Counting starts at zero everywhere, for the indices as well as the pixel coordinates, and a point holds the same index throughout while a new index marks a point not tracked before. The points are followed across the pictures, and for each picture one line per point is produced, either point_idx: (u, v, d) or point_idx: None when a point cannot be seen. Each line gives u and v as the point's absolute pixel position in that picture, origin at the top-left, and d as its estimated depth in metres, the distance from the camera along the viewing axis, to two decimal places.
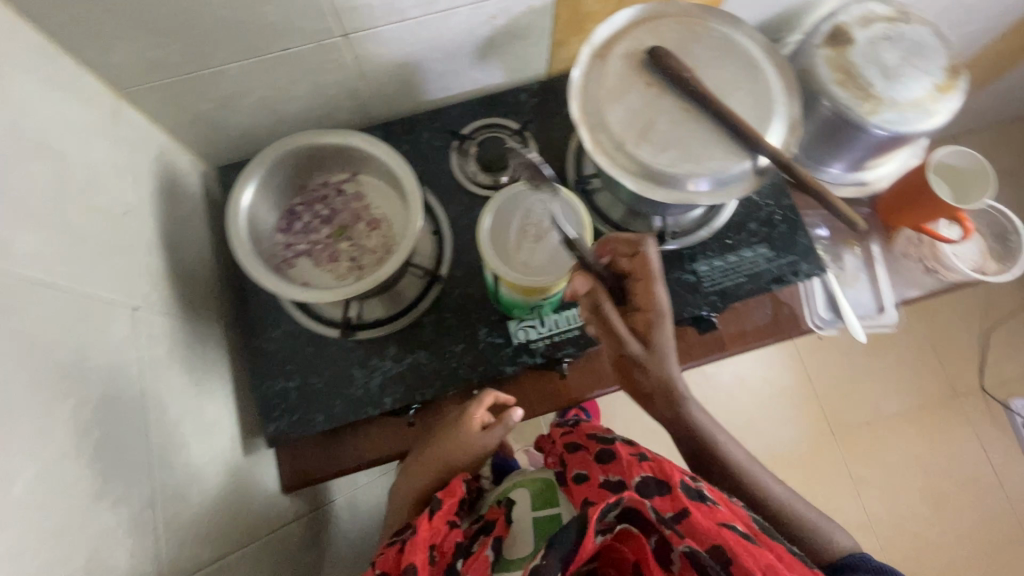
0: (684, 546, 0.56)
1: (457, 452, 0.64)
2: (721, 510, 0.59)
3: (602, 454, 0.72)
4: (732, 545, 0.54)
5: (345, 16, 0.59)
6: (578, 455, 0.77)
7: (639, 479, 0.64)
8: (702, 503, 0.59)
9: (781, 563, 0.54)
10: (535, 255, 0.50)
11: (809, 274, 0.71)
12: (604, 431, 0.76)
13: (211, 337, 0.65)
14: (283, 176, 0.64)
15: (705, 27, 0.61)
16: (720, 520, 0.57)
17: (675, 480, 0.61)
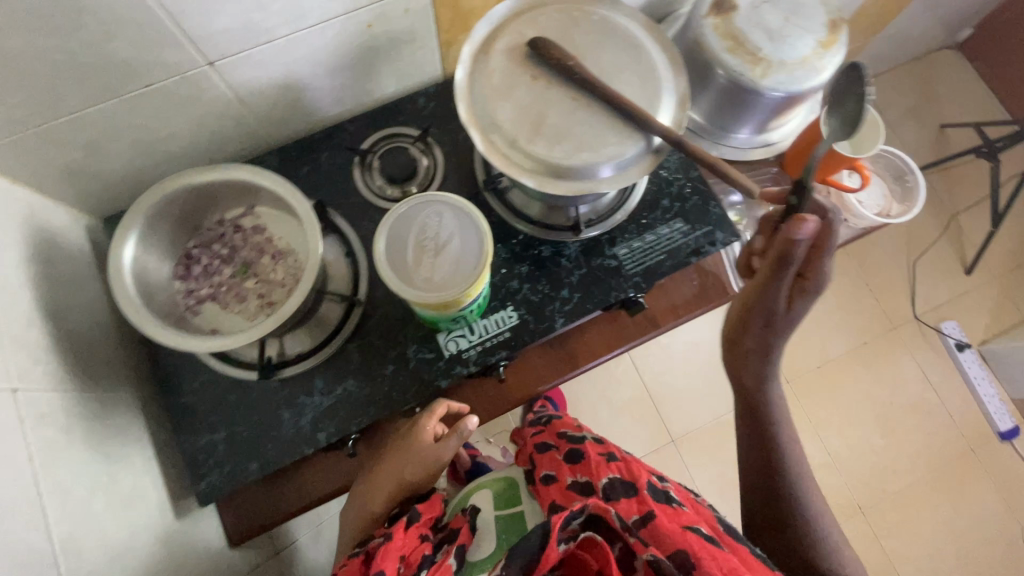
0: (648, 554, 0.58)
1: (412, 469, 0.63)
2: (683, 513, 0.64)
3: (573, 454, 0.76)
4: (696, 545, 0.58)
5: (206, 43, 0.55)
6: (548, 454, 0.80)
7: (606, 480, 0.69)
8: (668, 505, 0.65)
9: (741, 562, 0.58)
10: (437, 270, 0.48)
11: (725, 242, 0.72)
12: (575, 429, 0.82)
13: (119, 402, 0.61)
14: (170, 220, 0.60)
15: (584, 12, 0.60)
16: (683, 524, 0.61)
17: (641, 483, 0.67)
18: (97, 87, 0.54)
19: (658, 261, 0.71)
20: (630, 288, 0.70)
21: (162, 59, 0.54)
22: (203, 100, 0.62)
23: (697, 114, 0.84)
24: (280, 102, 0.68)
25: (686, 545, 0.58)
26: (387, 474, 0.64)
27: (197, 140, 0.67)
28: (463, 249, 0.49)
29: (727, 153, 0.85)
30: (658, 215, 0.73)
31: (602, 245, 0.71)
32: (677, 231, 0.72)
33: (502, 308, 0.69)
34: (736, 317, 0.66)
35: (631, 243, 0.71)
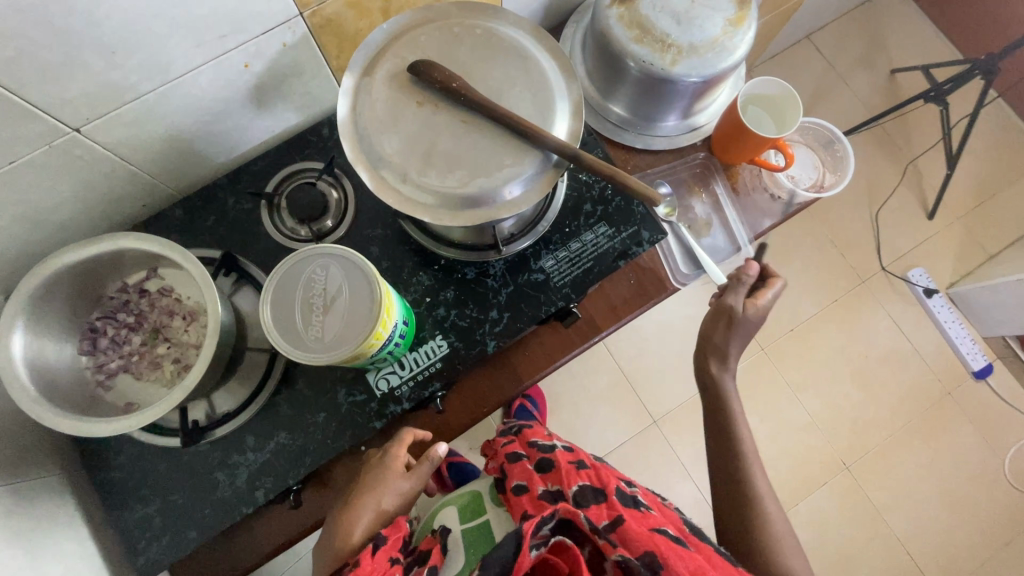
0: (617, 555, 0.56)
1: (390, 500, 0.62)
2: (652, 516, 0.60)
3: (543, 462, 0.67)
4: (664, 549, 0.55)
5: (65, 110, 0.52)
6: (517, 464, 0.69)
7: (576, 488, 0.61)
8: (636, 509, 0.61)
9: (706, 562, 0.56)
10: (327, 326, 0.46)
11: (652, 241, 0.70)
12: (546, 435, 0.72)
13: (42, 489, 0.59)
14: (65, 297, 0.58)
15: (466, 26, 0.57)
16: (651, 527, 0.58)
17: (612, 487, 0.62)
18: None
19: (586, 269, 0.69)
20: (560, 301, 0.69)
21: (20, 133, 0.51)
22: (81, 165, 0.59)
23: (620, 107, 0.81)
24: (170, 155, 0.65)
25: (653, 548, 0.55)
26: (364, 510, 0.61)
27: (89, 204, 0.64)
28: (353, 300, 0.47)
29: (657, 144, 0.82)
30: (582, 220, 0.71)
31: (526, 259, 0.69)
32: (601, 236, 0.70)
33: (431, 338, 0.67)
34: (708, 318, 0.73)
35: (556, 254, 0.70)
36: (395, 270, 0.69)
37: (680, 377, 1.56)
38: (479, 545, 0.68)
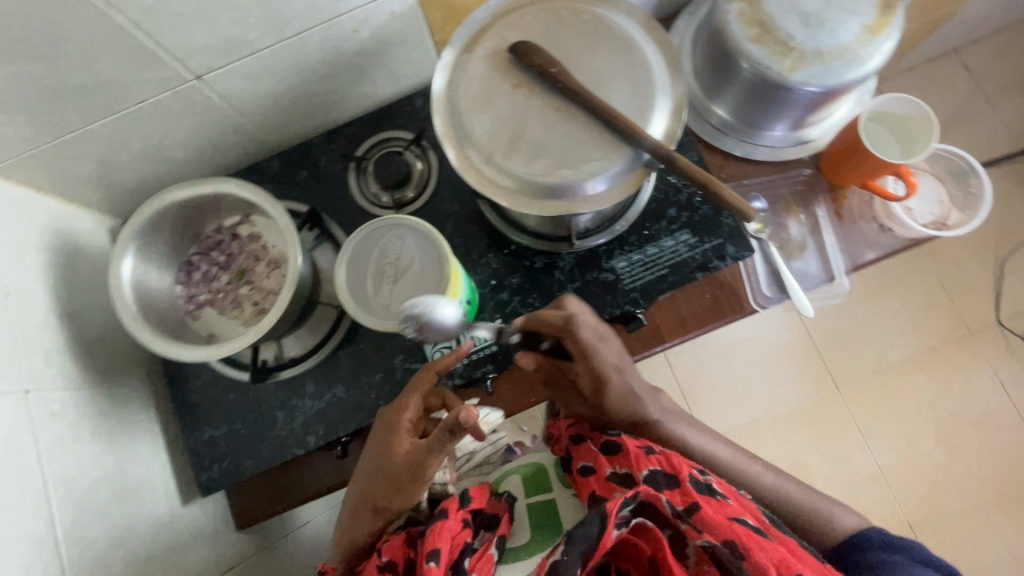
0: (703, 541, 0.53)
1: (387, 488, 0.57)
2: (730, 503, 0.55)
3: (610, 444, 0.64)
4: (746, 539, 0.51)
5: (190, 58, 0.56)
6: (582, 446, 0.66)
7: (647, 472, 0.57)
8: (712, 496, 0.55)
9: (794, 556, 0.51)
10: (396, 295, 0.47)
11: (736, 258, 0.66)
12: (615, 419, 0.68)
13: (130, 397, 0.66)
14: (169, 230, 0.63)
15: (574, 10, 0.55)
16: (729, 514, 0.53)
17: (684, 474, 0.56)
18: (90, 104, 0.56)
19: (659, 277, 0.66)
20: (627, 305, 0.66)
21: (150, 76, 0.56)
22: (198, 110, 0.63)
23: (724, 110, 0.76)
24: (275, 110, 0.68)
25: (734, 538, 0.51)
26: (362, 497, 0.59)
27: (199, 147, 0.69)
28: (424, 273, 0.47)
29: (759, 153, 0.77)
30: (663, 225, 0.67)
31: (599, 257, 0.67)
32: (682, 243, 0.67)
33: (491, 321, 0.67)
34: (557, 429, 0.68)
35: (630, 256, 0.67)
36: (467, 248, 0.70)
37: (739, 401, 1.48)
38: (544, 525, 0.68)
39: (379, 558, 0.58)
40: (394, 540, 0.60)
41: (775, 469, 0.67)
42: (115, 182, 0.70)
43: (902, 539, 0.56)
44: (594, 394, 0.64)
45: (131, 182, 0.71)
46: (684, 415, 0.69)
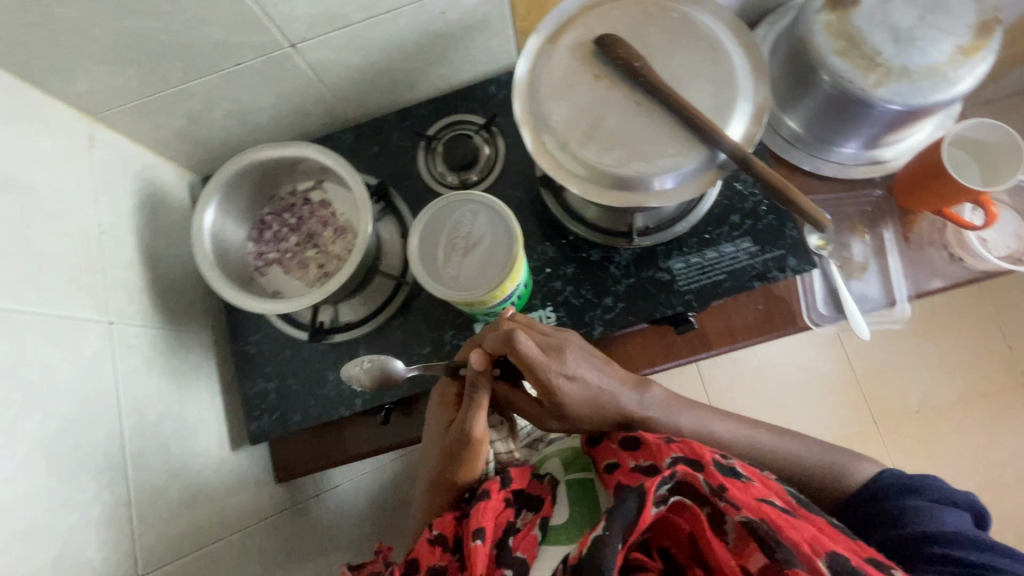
0: (740, 517, 0.49)
1: (453, 461, 0.64)
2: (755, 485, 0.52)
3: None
4: (777, 519, 0.47)
5: (288, 26, 0.59)
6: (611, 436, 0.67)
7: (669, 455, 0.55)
8: (737, 478, 0.52)
9: (828, 534, 0.48)
10: (464, 268, 0.49)
11: (797, 270, 0.65)
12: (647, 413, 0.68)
13: (194, 343, 0.69)
14: (248, 187, 0.66)
15: (663, 8, 0.56)
16: (758, 496, 0.50)
17: (709, 458, 0.53)
18: (193, 62, 0.60)
19: (716, 282, 0.66)
20: (680, 306, 0.66)
21: (250, 40, 0.59)
22: (287, 78, 0.66)
23: (796, 122, 0.75)
24: (356, 84, 0.71)
25: (765, 518, 0.48)
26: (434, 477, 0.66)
27: (281, 113, 0.72)
28: (493, 249, 0.49)
29: (827, 170, 0.75)
30: (725, 231, 0.67)
31: (656, 256, 0.67)
32: (742, 251, 0.66)
33: (542, 307, 0.68)
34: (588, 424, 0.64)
35: (688, 258, 0.67)
36: (525, 234, 0.71)
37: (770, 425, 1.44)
38: (584, 502, 0.67)
39: (428, 532, 0.60)
40: (444, 518, 0.62)
41: (769, 427, 0.64)
42: (200, 140, 0.73)
43: (917, 480, 0.54)
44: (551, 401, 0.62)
45: (214, 141, 0.75)
46: (668, 400, 0.65)
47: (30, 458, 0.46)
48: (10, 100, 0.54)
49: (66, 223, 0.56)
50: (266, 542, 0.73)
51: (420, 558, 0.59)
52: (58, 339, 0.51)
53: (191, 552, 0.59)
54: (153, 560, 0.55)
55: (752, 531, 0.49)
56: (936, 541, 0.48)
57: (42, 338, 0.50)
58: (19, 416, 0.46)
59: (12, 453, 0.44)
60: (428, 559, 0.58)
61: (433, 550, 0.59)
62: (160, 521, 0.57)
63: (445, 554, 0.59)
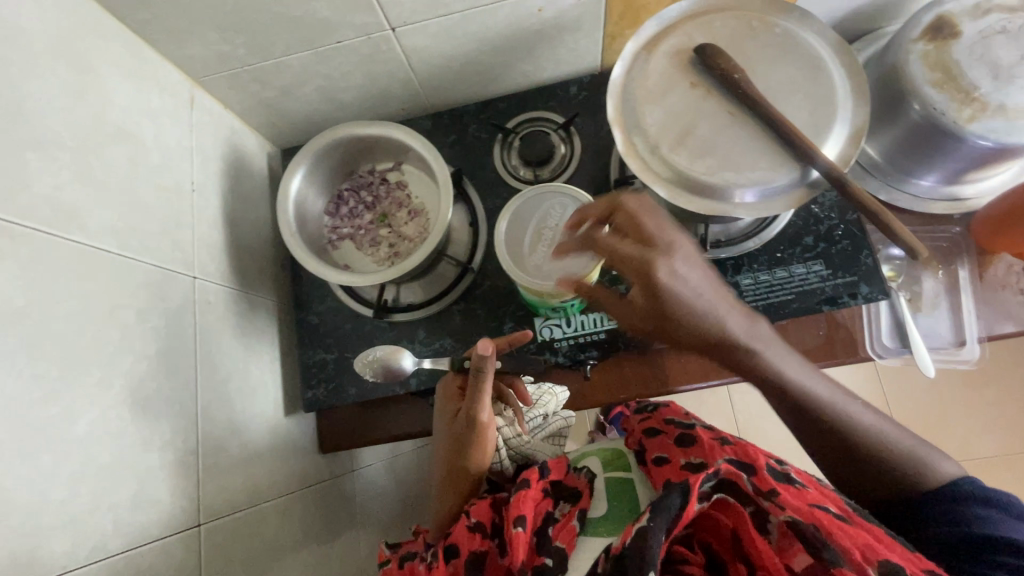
0: (785, 519, 0.49)
1: (465, 447, 0.65)
2: (809, 490, 0.51)
3: (684, 440, 0.67)
4: (828, 525, 0.47)
5: (393, 9, 0.60)
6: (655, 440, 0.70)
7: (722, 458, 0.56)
8: (790, 483, 0.52)
9: (884, 542, 0.47)
10: (549, 259, 0.50)
11: (869, 298, 0.64)
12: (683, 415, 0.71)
13: (262, 307, 0.71)
14: (333, 162, 0.68)
15: (766, 23, 0.56)
16: (810, 501, 0.50)
17: (761, 462, 0.54)
18: (298, 35, 0.62)
19: (783, 301, 0.66)
20: None
21: (356, 20, 0.61)
22: (381, 59, 0.68)
23: (875, 151, 0.74)
24: (443, 72, 0.72)
25: (814, 522, 0.48)
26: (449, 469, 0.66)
27: (367, 94, 0.74)
28: (580, 243, 0.49)
29: (902, 201, 0.74)
30: (797, 252, 0.66)
31: (725, 269, 0.67)
32: (813, 273, 0.66)
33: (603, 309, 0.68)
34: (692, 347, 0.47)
35: (757, 275, 0.67)
36: None
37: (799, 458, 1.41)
38: (622, 499, 0.67)
39: (467, 519, 0.62)
40: (481, 505, 0.63)
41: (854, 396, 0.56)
42: (286, 113, 0.76)
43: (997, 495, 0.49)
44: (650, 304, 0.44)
45: (298, 115, 0.77)
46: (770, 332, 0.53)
47: (123, 398, 0.47)
48: (130, 55, 0.56)
49: (167, 178, 0.58)
50: (309, 509, 0.74)
51: (460, 542, 0.59)
52: (153, 288, 0.53)
53: (246, 508, 0.61)
54: (215, 512, 0.56)
55: (796, 533, 0.49)
56: (1014, 551, 0.45)
57: (140, 284, 0.51)
58: (116, 354, 0.47)
59: (107, 388, 0.46)
60: (470, 544, 0.59)
61: (472, 535, 0.60)
62: (223, 474, 0.58)
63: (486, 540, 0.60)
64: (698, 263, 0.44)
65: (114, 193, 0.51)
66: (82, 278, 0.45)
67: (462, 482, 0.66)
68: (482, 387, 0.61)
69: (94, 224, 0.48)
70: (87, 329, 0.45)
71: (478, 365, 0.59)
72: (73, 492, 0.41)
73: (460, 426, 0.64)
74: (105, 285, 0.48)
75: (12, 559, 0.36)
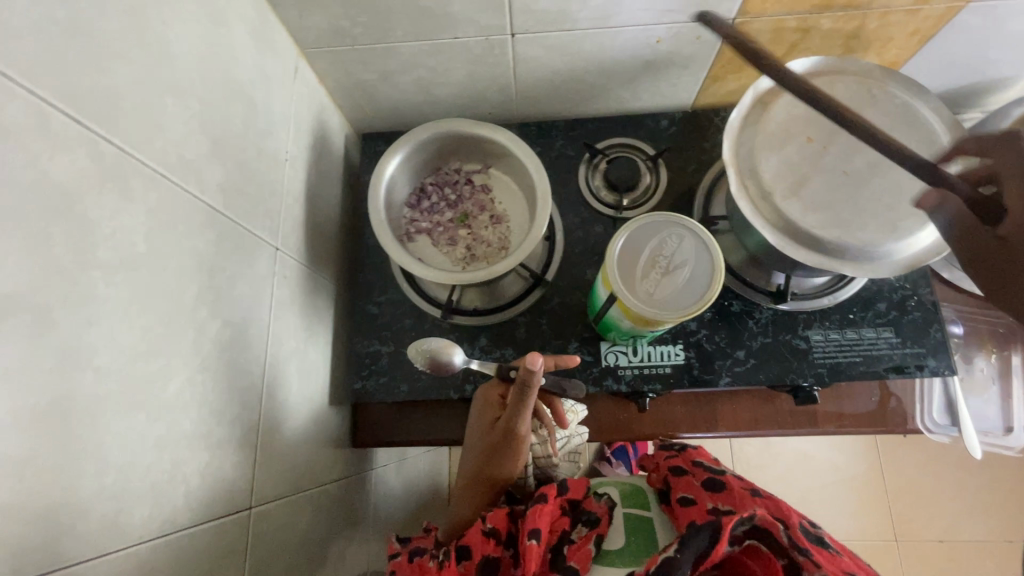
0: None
1: (495, 460, 0.62)
2: (842, 558, 0.49)
3: (714, 485, 0.60)
4: None
5: (521, 16, 0.60)
6: (682, 480, 0.63)
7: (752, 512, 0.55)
8: (824, 547, 0.50)
9: None
10: (661, 288, 0.49)
11: (935, 372, 0.65)
12: (713, 460, 0.64)
13: (325, 288, 0.69)
14: (427, 155, 0.67)
15: (885, 92, 0.58)
16: (845, 568, 0.48)
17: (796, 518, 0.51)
18: (420, 25, 0.61)
19: (850, 363, 0.66)
20: (810, 377, 0.66)
21: (481, 20, 0.61)
22: (489, 62, 0.68)
23: None
24: (543, 85, 0.72)
25: None
26: (473, 474, 0.63)
27: (463, 93, 0.73)
28: (691, 279, 0.49)
29: None
30: (869, 316, 0.67)
31: (796, 322, 0.68)
32: (883, 339, 0.67)
33: (671, 343, 0.68)
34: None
35: (828, 333, 0.67)
36: None
37: None
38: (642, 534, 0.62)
39: (483, 521, 0.58)
40: (499, 510, 0.59)
41: None
42: (377, 98, 0.74)
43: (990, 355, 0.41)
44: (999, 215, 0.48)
45: (387, 103, 0.75)
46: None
47: (207, 363, 0.45)
48: (255, 15, 0.55)
49: (268, 143, 0.56)
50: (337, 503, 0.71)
51: (472, 546, 0.56)
52: (244, 252, 0.51)
53: (287, 495, 0.58)
54: (263, 496, 0.53)
55: None
56: None
57: (235, 247, 0.49)
58: (206, 317, 0.45)
59: (195, 352, 0.43)
60: (483, 548, 0.56)
61: (487, 540, 0.57)
62: (273, 457, 0.55)
63: (500, 548, 0.57)
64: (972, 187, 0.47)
65: (228, 151, 0.49)
66: (192, 232, 0.43)
67: (485, 490, 0.63)
68: (525, 404, 0.57)
69: (207, 179, 0.46)
70: (190, 286, 0.43)
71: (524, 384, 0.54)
72: (157, 458, 0.38)
73: (495, 436, 0.61)
74: (209, 244, 0.45)
75: (101, 523, 0.34)
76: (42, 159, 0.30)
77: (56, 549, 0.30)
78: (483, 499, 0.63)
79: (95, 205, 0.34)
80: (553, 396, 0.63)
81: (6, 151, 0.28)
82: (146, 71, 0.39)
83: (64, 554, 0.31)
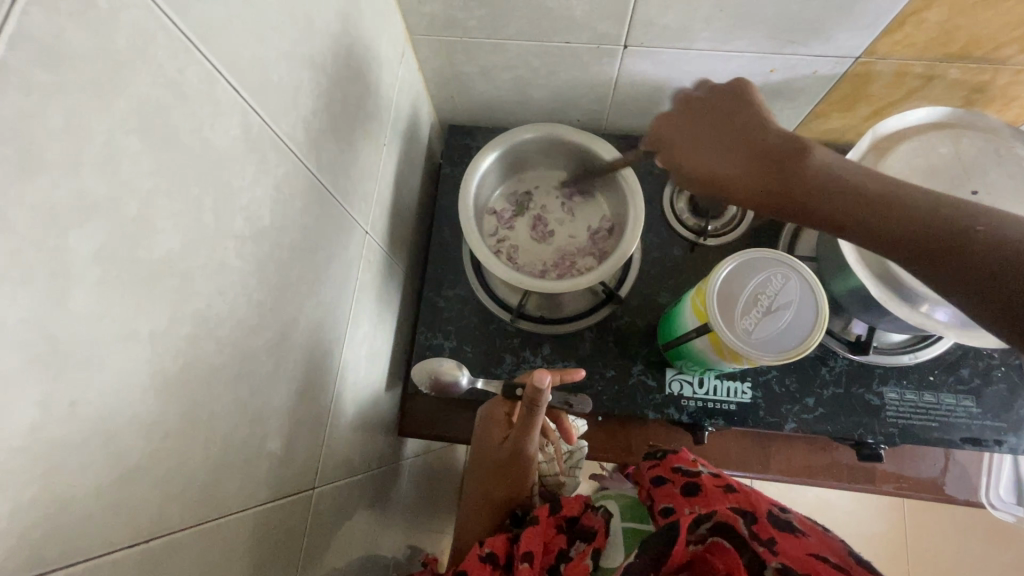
0: (777, 564, 0.39)
1: (518, 480, 0.59)
2: (809, 540, 0.41)
3: (690, 489, 0.52)
4: None
5: (641, 30, 0.59)
6: (660, 490, 0.54)
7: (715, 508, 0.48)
8: (790, 533, 0.42)
9: None
10: (759, 328, 0.48)
11: (1014, 450, 0.63)
12: (691, 461, 0.56)
13: (396, 274, 0.69)
14: (516, 157, 0.66)
15: (1014, 153, 0.55)
16: (811, 551, 0.40)
17: (761, 508, 0.45)
18: (536, 25, 0.60)
19: (924, 427, 0.64)
20: (880, 435, 0.64)
21: (598, 28, 0.59)
22: (595, 70, 0.66)
23: None
24: (642, 99, 0.71)
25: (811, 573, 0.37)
26: (482, 492, 0.60)
27: (560, 97, 0.72)
28: (792, 324, 0.48)
29: None
30: (949, 380, 0.65)
31: (873, 377, 0.65)
32: (962, 408, 0.64)
33: (739, 380, 0.66)
34: (744, 167, 0.48)
35: (904, 391, 0.65)
36: None
37: None
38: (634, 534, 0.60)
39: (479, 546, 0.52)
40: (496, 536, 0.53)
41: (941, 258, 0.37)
42: (470, 93, 0.74)
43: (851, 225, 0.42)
44: (705, 143, 0.52)
45: (480, 98, 0.75)
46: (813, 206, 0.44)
47: (300, 341, 0.44)
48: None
49: (373, 126, 0.56)
50: (383, 489, 0.71)
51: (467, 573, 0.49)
52: (341, 233, 0.50)
53: (344, 476, 0.58)
54: (325, 477, 0.52)
55: None
56: None
57: (333, 225, 0.49)
58: (306, 295, 0.45)
59: (292, 329, 0.43)
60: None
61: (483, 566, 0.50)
62: (335, 439, 0.55)
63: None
64: (711, 154, 0.51)
65: (342, 131, 0.48)
66: (306, 210, 0.43)
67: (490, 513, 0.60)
68: (532, 426, 0.55)
69: (325, 158, 0.46)
70: (297, 261, 0.42)
71: (531, 402, 0.52)
72: (250, 431, 0.38)
73: (504, 452, 0.58)
74: (317, 224, 0.45)
75: (202, 493, 0.33)
76: (205, 125, 0.30)
77: (164, 515, 0.30)
78: (490, 521, 0.60)
79: (238, 174, 0.33)
80: (558, 410, 0.62)
81: (182, 115, 0.28)
82: (293, 46, 0.39)
83: (173, 519, 0.31)
